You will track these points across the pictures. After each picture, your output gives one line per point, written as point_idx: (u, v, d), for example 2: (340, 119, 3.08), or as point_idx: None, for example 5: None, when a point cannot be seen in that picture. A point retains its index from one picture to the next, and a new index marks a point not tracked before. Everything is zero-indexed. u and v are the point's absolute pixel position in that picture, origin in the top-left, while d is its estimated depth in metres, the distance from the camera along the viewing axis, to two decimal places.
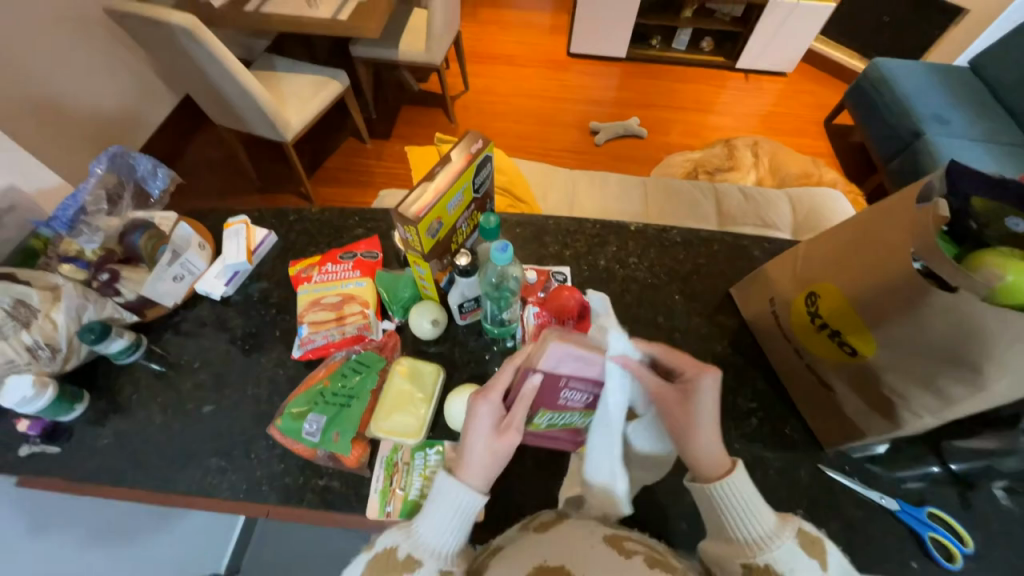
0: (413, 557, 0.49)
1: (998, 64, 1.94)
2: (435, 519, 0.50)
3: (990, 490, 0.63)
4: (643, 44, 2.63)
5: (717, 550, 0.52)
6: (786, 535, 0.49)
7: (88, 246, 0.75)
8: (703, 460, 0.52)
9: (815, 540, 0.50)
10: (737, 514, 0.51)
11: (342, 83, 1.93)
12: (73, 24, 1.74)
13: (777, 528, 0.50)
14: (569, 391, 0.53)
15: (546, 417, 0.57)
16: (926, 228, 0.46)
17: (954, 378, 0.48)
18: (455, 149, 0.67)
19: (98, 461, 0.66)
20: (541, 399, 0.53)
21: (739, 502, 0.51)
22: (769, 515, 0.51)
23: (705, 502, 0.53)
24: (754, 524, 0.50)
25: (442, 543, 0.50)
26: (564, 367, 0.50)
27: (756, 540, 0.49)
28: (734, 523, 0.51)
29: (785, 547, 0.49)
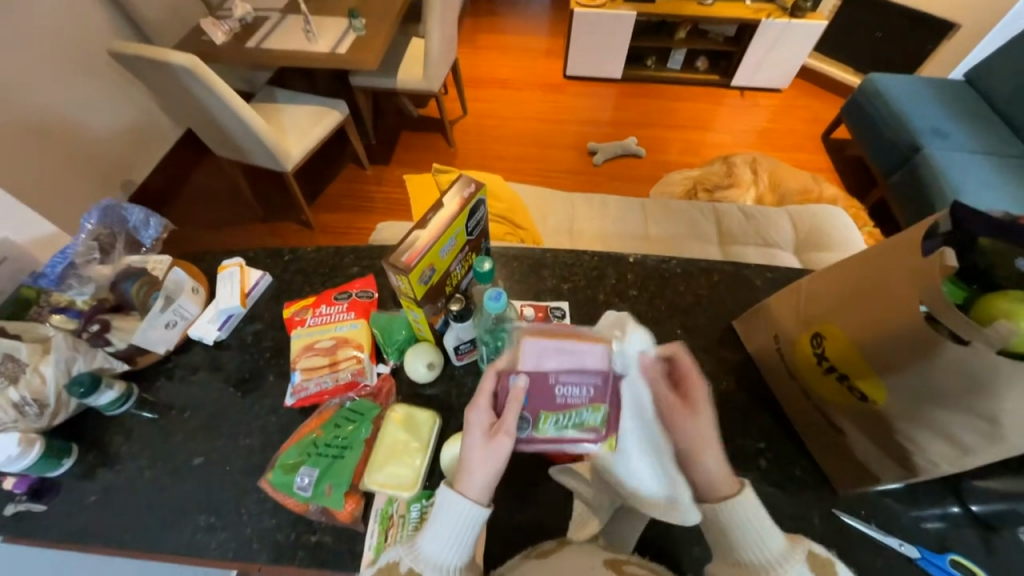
0: (416, 568, 0.46)
1: (993, 76, 1.94)
2: (439, 530, 0.46)
3: (1016, 534, 0.59)
4: (638, 65, 2.67)
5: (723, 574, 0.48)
6: (797, 557, 0.46)
7: (78, 297, 0.77)
8: (712, 479, 0.48)
9: (826, 562, 0.47)
10: (743, 535, 0.46)
11: (341, 112, 1.96)
12: (80, 65, 1.78)
13: (787, 551, 0.46)
14: (564, 389, 0.47)
15: (549, 425, 0.48)
16: (933, 278, 0.44)
17: (967, 427, 0.47)
18: (448, 194, 0.67)
19: (86, 519, 0.65)
20: (537, 399, 0.47)
21: (746, 525, 0.46)
22: (778, 536, 0.47)
23: (709, 524, 0.48)
24: (761, 543, 0.46)
25: (447, 555, 0.46)
26: (548, 362, 0.47)
27: (764, 563, 0.46)
28: (741, 545, 0.47)
29: (795, 571, 0.45)
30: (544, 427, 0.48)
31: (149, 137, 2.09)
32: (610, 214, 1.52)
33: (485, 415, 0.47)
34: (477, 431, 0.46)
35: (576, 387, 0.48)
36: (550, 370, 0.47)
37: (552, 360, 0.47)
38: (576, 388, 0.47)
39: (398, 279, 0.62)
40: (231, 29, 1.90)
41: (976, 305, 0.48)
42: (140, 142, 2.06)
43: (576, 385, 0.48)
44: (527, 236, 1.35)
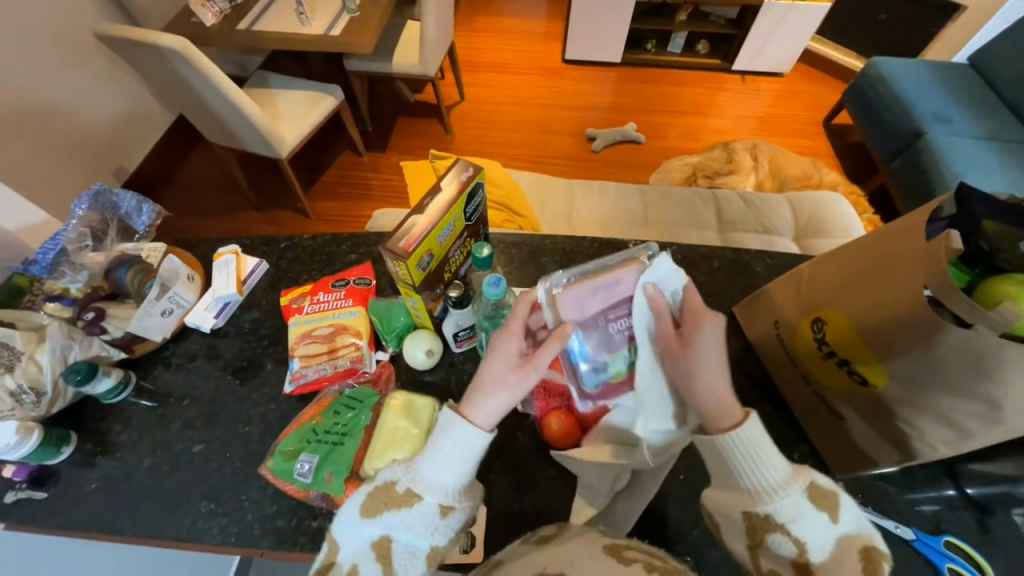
0: (414, 490, 0.48)
1: (997, 60, 1.92)
2: (439, 454, 0.48)
3: (1008, 516, 0.59)
4: (638, 49, 2.62)
5: (720, 499, 0.50)
6: (795, 486, 0.46)
7: (72, 285, 0.76)
8: (714, 406, 0.49)
9: (829, 493, 0.46)
10: (742, 463, 0.47)
11: (336, 97, 1.92)
12: (66, 48, 1.73)
13: (785, 479, 0.46)
14: (612, 324, 0.53)
15: (620, 362, 0.53)
16: (939, 261, 0.44)
17: (968, 411, 0.47)
18: (446, 178, 0.66)
19: (86, 506, 0.65)
20: (595, 340, 0.53)
21: (745, 453, 0.47)
22: (779, 464, 0.47)
23: (710, 452, 0.49)
24: (760, 471, 0.47)
25: (446, 479, 0.48)
26: (591, 302, 0.52)
27: (762, 489, 0.47)
28: (740, 472, 0.48)
29: (792, 498, 0.46)
30: (611, 367, 0.54)
31: (140, 123, 2.05)
32: (610, 200, 1.51)
33: (517, 341, 0.51)
34: (507, 362, 0.50)
35: (623, 319, 0.53)
36: (595, 312, 0.53)
37: (593, 302, 0.52)
38: (626, 320, 0.53)
39: (396, 265, 0.61)
40: (221, 10, 1.85)
41: (979, 287, 0.49)
42: (131, 128, 2.02)
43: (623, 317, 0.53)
44: (525, 223, 1.34)
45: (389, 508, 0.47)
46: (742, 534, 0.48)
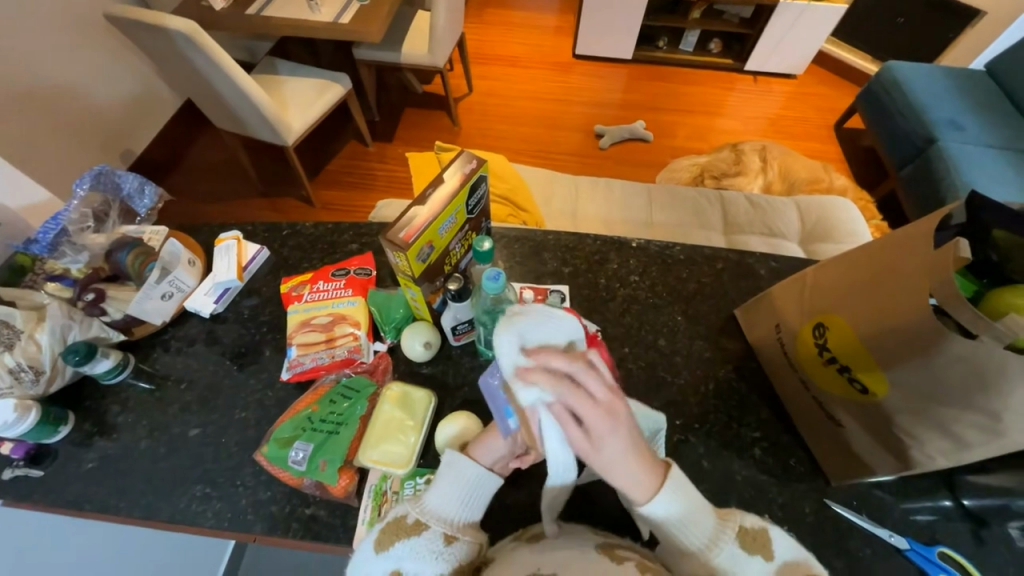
0: (422, 521, 0.50)
1: (1014, 68, 1.89)
2: (448, 489, 0.51)
3: (1004, 530, 0.59)
4: (649, 46, 2.59)
5: (669, 558, 0.50)
6: (727, 536, 0.48)
7: (73, 265, 0.76)
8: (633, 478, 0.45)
9: (758, 535, 0.49)
10: (679, 524, 0.47)
11: (344, 86, 1.91)
12: (75, 29, 1.73)
13: (717, 532, 0.48)
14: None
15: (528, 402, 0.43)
16: (946, 269, 0.43)
17: (969, 424, 0.46)
18: (448, 170, 0.65)
19: (82, 486, 0.65)
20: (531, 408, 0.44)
21: (684, 515, 0.47)
22: (710, 519, 0.48)
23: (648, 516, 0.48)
24: (697, 531, 0.47)
25: (452, 512, 0.50)
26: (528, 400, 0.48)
27: (703, 547, 0.47)
28: (676, 537, 0.48)
29: (728, 548, 0.48)
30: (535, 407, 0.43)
31: (147, 106, 2.05)
32: (615, 198, 1.50)
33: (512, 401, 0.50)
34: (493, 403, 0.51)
35: None
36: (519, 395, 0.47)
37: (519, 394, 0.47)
38: None
39: (396, 257, 0.61)
40: None
41: (985, 297, 0.48)
42: (138, 111, 2.02)
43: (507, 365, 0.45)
44: (529, 218, 1.33)
45: (400, 538, 0.49)
46: None
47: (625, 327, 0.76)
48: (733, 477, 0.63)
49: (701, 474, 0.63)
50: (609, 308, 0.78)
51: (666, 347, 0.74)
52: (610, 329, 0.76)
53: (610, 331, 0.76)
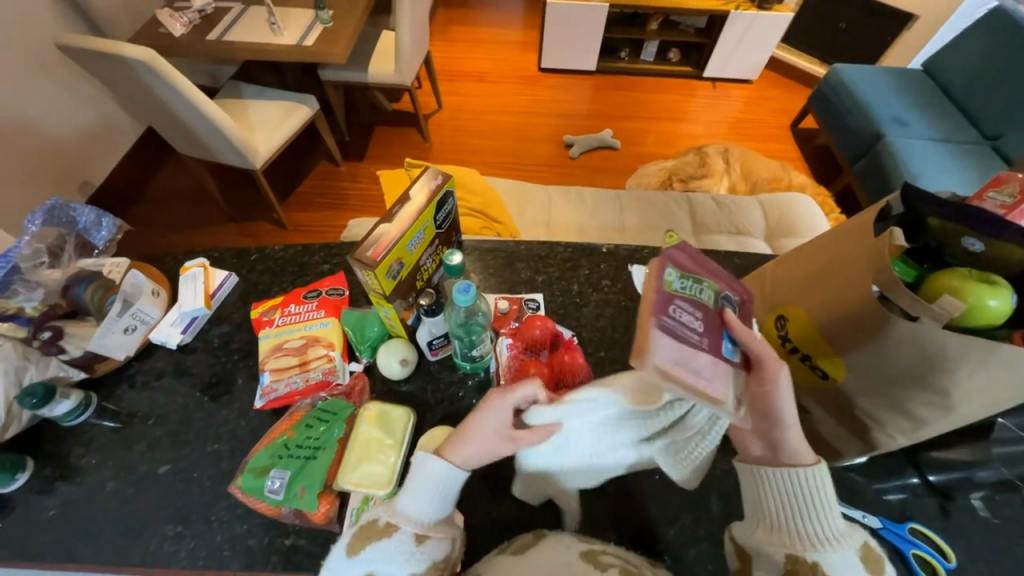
0: (393, 523, 0.50)
1: (947, 67, 2.02)
2: (416, 488, 0.50)
3: (967, 501, 0.62)
4: (612, 57, 2.68)
5: (757, 534, 0.50)
6: (852, 543, 0.47)
7: (26, 304, 0.71)
8: (795, 443, 0.49)
9: (875, 558, 0.48)
10: (809, 506, 0.48)
11: (311, 107, 1.91)
12: (26, 62, 1.68)
13: (843, 533, 0.48)
14: (696, 330, 0.43)
15: (699, 290, 0.46)
16: (885, 259, 0.46)
17: (921, 401, 0.48)
18: (414, 187, 0.66)
19: (42, 537, 0.62)
20: (718, 326, 0.45)
21: (810, 494, 0.48)
22: (839, 520, 0.49)
23: (760, 487, 0.50)
24: (817, 518, 0.48)
25: (424, 512, 0.50)
26: (704, 369, 0.41)
27: (816, 536, 0.48)
28: (798, 516, 0.49)
29: (846, 553, 0.47)
30: (710, 298, 0.46)
31: (106, 134, 2.00)
32: (587, 206, 1.53)
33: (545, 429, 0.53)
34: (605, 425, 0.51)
35: (683, 318, 0.42)
36: (708, 356, 0.42)
37: (699, 367, 0.41)
38: (682, 313, 0.42)
39: (365, 275, 0.61)
40: (190, 21, 1.82)
41: (925, 281, 0.51)
42: (98, 141, 1.97)
43: (673, 321, 0.42)
44: (503, 230, 1.35)
45: (371, 542, 0.49)
46: (777, 574, 0.48)
47: (601, 331, 0.77)
48: (713, 470, 0.64)
49: None
50: (583, 314, 0.79)
51: None
52: (585, 334, 0.77)
53: (586, 336, 0.77)
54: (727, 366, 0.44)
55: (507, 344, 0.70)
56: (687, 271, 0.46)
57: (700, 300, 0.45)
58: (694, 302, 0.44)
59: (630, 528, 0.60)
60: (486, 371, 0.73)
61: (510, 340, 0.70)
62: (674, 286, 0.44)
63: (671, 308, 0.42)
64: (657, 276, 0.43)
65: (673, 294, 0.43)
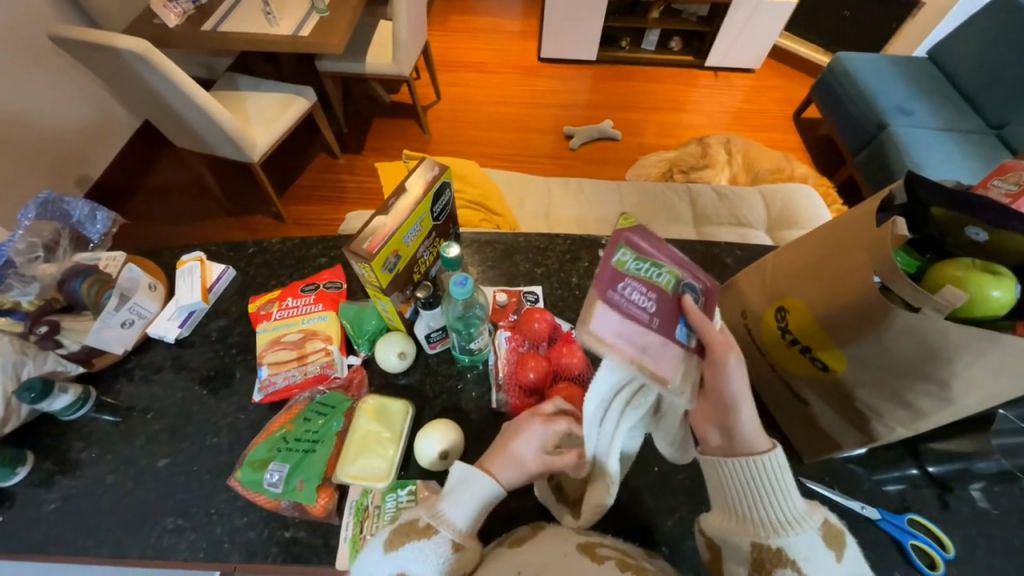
0: (433, 524, 0.49)
1: (953, 54, 1.99)
2: (457, 496, 0.50)
3: (966, 492, 0.62)
4: (613, 46, 2.64)
5: (721, 523, 0.49)
6: (812, 523, 0.46)
7: (23, 298, 0.73)
8: (747, 430, 0.48)
9: (837, 534, 0.47)
10: (767, 491, 0.47)
11: (309, 99, 1.89)
12: (19, 54, 1.66)
13: (805, 515, 0.47)
14: (645, 310, 0.43)
15: (656, 273, 0.45)
16: (887, 249, 0.45)
17: (921, 392, 0.48)
18: (411, 179, 0.65)
19: (43, 529, 0.62)
20: (671, 309, 0.45)
21: (769, 480, 0.47)
22: (799, 500, 0.48)
23: (718, 475, 0.49)
24: (778, 504, 0.47)
25: (464, 520, 0.49)
26: (649, 346, 0.43)
27: (779, 522, 0.46)
28: (756, 502, 0.47)
29: (808, 535, 0.46)
30: (667, 282, 0.46)
31: (102, 127, 1.98)
32: (587, 198, 1.51)
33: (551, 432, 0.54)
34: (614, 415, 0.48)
35: (632, 297, 0.43)
36: (655, 335, 0.43)
37: (643, 344, 0.43)
38: (631, 292, 0.43)
39: (362, 268, 0.61)
40: (184, 11, 1.80)
41: (927, 272, 0.51)
42: (94, 134, 1.96)
43: (621, 298, 0.43)
44: (503, 222, 1.34)
45: (409, 540, 0.48)
46: (746, 562, 0.47)
47: None
48: None
49: (679, 463, 0.64)
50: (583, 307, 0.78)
51: None
52: None
53: None
54: (678, 348, 0.45)
55: (506, 337, 0.70)
56: (644, 253, 0.45)
57: (654, 282, 0.45)
58: (646, 283, 0.44)
59: (628, 520, 0.60)
60: (485, 364, 0.72)
61: (509, 333, 0.70)
62: (628, 267, 0.44)
63: (619, 286, 0.43)
64: (608, 254, 0.44)
65: (624, 273, 0.44)
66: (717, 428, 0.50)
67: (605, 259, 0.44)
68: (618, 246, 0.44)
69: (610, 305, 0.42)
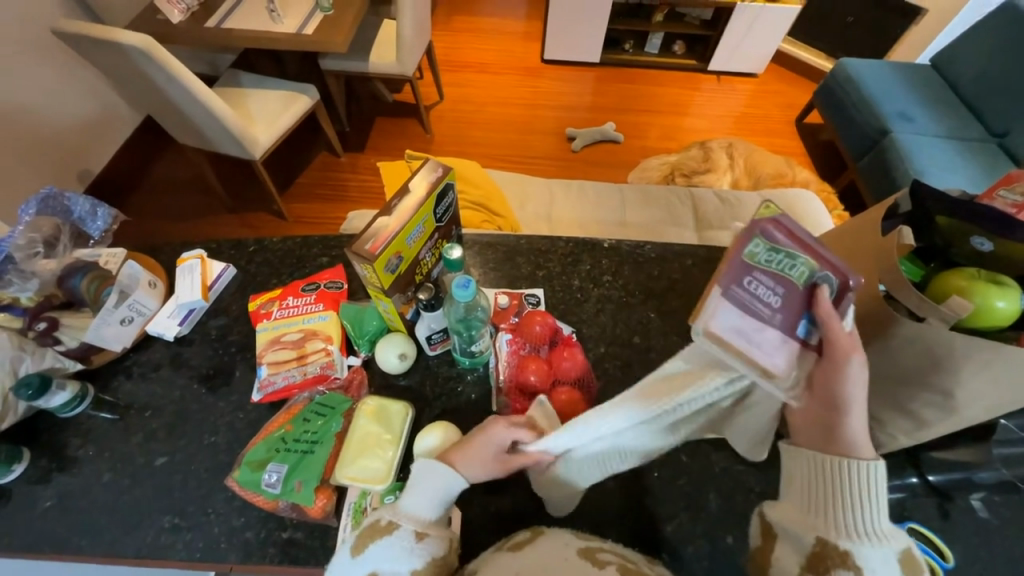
0: (395, 521, 0.49)
1: (956, 62, 1.99)
2: (418, 488, 0.50)
3: (967, 501, 0.61)
4: (616, 49, 2.64)
5: (792, 516, 0.47)
6: (891, 544, 0.44)
7: (22, 293, 0.72)
8: (852, 434, 0.45)
9: (911, 563, 0.44)
10: (859, 500, 0.45)
11: (312, 97, 1.88)
12: (22, 49, 1.66)
13: (887, 532, 0.44)
14: (767, 305, 0.41)
15: (783, 266, 0.41)
16: (892, 259, 0.45)
17: (925, 402, 0.48)
18: (414, 179, 0.65)
19: (39, 527, 0.62)
20: (800, 303, 0.42)
21: (860, 489, 0.45)
22: (884, 517, 0.45)
23: (808, 470, 0.47)
24: (861, 511, 0.44)
25: (428, 510, 0.49)
26: (762, 347, 0.41)
27: (856, 528, 0.44)
28: (842, 507, 0.45)
29: (883, 551, 0.43)
30: (797, 275, 0.41)
31: (105, 123, 1.98)
32: (590, 200, 1.51)
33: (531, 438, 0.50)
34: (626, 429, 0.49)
35: (757, 294, 0.41)
36: (774, 332, 0.41)
37: (759, 341, 0.41)
38: (759, 287, 0.41)
39: (364, 269, 0.60)
40: (188, 7, 1.79)
41: (931, 281, 0.51)
42: (96, 129, 1.95)
43: (744, 292, 0.41)
44: (504, 223, 1.33)
45: (372, 541, 0.48)
46: (802, 554, 0.45)
47: (602, 327, 0.77)
48: (711, 468, 0.64)
49: (679, 469, 0.63)
50: (584, 310, 0.78)
51: (641, 344, 0.75)
52: (585, 330, 0.76)
53: (585, 332, 0.76)
54: (795, 343, 0.42)
55: (507, 339, 0.69)
56: (780, 241, 0.41)
57: (784, 275, 0.41)
58: (777, 276, 0.41)
59: (629, 525, 0.60)
60: (486, 367, 0.72)
61: (510, 335, 0.69)
62: (760, 258, 0.41)
63: (745, 280, 0.41)
64: (739, 244, 0.41)
65: (753, 266, 0.41)
66: (816, 424, 0.47)
67: (734, 252, 0.41)
68: (750, 235, 0.41)
69: (733, 303, 0.41)
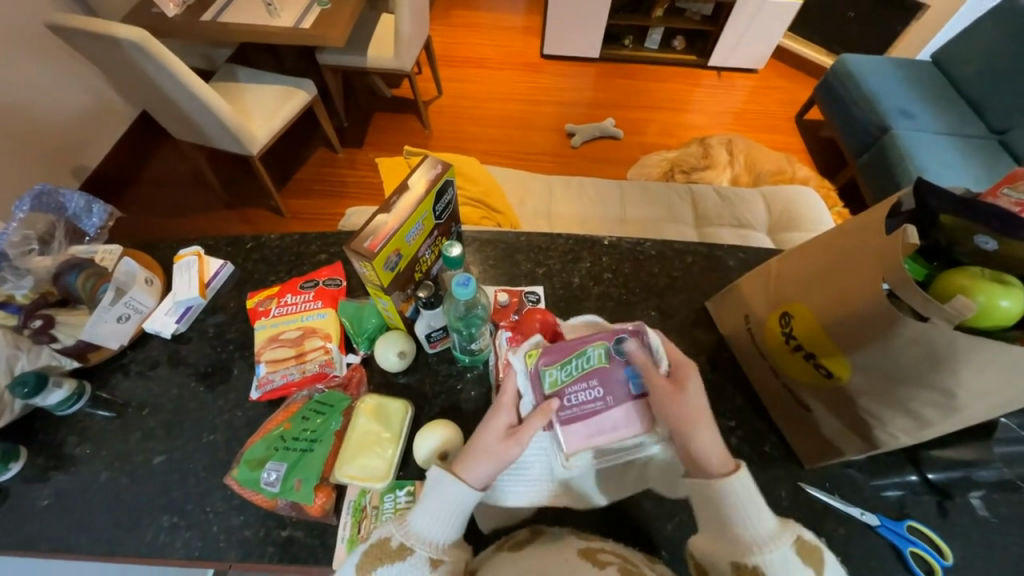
0: (407, 544, 0.48)
1: (956, 59, 1.99)
2: (430, 507, 0.49)
3: (966, 499, 0.61)
4: (615, 44, 2.63)
5: (706, 545, 0.50)
6: (785, 540, 0.47)
7: (17, 291, 0.71)
8: (711, 453, 0.49)
9: (814, 550, 0.47)
10: (740, 511, 0.47)
11: (309, 91, 1.87)
12: (16, 43, 1.64)
13: (776, 532, 0.47)
14: (595, 397, 0.50)
15: (571, 365, 0.50)
16: (896, 259, 0.44)
17: (926, 401, 0.48)
18: (413, 176, 0.64)
19: (37, 526, 0.62)
20: (614, 376, 0.50)
21: (741, 501, 0.48)
22: (771, 516, 0.48)
23: (697, 498, 0.50)
24: (749, 522, 0.47)
25: (438, 533, 0.49)
26: (619, 421, 0.50)
27: (753, 540, 0.47)
28: (732, 522, 0.48)
29: (782, 552, 0.46)
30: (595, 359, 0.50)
31: (99, 118, 1.96)
32: (589, 197, 1.50)
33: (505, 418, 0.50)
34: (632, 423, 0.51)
35: (577, 396, 0.50)
36: (615, 408, 0.50)
37: (610, 421, 0.50)
38: (579, 391, 0.50)
39: (363, 266, 0.60)
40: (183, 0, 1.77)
41: (935, 280, 0.51)
42: (91, 124, 1.93)
43: (569, 408, 0.49)
44: (503, 220, 1.33)
45: (382, 564, 0.48)
46: None
47: None
48: None
49: None
50: (585, 308, 0.78)
51: None
52: None
53: None
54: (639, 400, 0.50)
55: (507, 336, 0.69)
56: (560, 356, 0.50)
57: (581, 371, 0.50)
58: (582, 376, 0.50)
59: (629, 523, 0.60)
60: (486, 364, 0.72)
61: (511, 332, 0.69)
62: (553, 375, 0.50)
63: (564, 399, 0.49)
64: (536, 389, 0.50)
65: (561, 386, 0.50)
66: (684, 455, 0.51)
67: (537, 394, 0.50)
68: (539, 374, 0.50)
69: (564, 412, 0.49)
